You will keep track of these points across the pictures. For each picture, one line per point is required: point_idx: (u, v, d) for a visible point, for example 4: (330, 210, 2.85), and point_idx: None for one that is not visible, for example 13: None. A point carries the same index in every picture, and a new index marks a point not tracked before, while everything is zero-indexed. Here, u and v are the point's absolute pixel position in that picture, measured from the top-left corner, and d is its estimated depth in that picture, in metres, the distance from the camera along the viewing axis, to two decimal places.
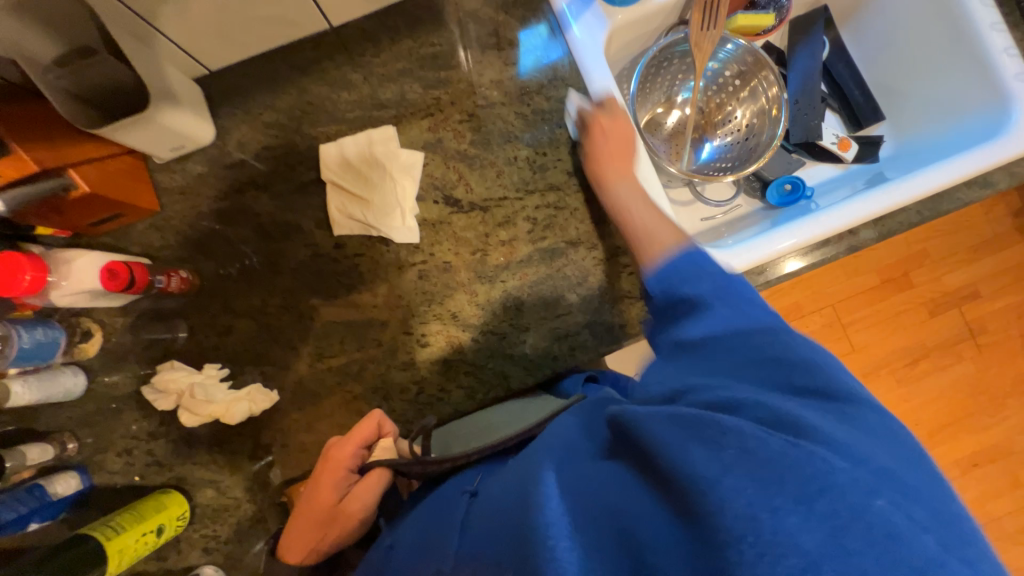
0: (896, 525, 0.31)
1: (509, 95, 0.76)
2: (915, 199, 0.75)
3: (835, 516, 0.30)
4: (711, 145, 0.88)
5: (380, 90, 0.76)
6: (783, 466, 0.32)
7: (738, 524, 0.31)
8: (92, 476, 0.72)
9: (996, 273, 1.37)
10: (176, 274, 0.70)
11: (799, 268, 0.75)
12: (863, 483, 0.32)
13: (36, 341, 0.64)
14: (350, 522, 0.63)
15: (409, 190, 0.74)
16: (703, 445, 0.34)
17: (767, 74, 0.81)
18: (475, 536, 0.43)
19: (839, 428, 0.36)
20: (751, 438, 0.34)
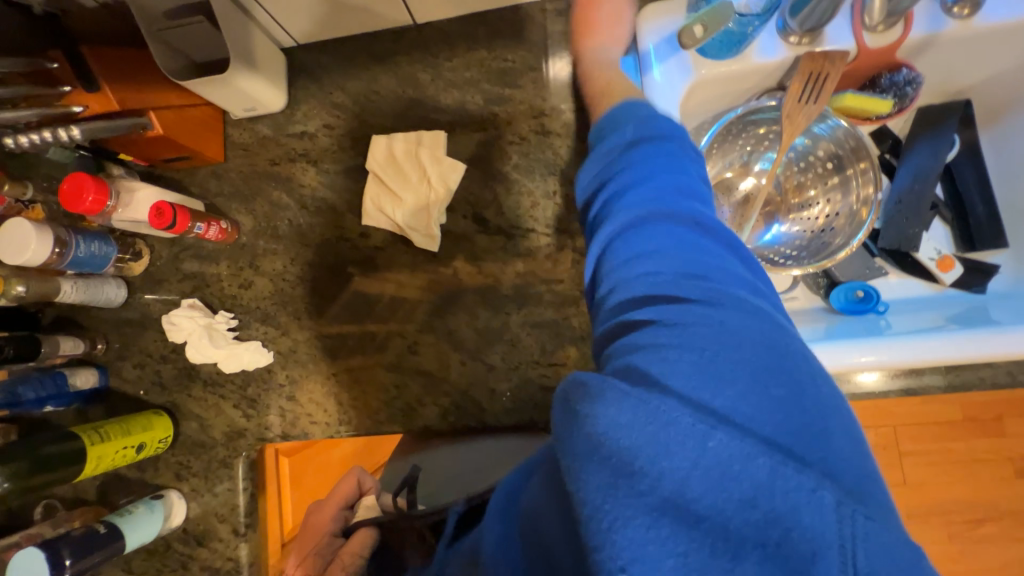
0: (742, 460, 0.25)
1: (567, 127, 0.73)
2: (1010, 356, 0.62)
3: (672, 487, 0.24)
4: (779, 228, 0.78)
5: (443, 94, 0.76)
6: (636, 440, 0.25)
7: (606, 525, 0.24)
8: (108, 378, 0.80)
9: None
10: (216, 224, 0.75)
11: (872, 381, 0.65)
12: (697, 420, 0.25)
13: (90, 252, 0.72)
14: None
15: (441, 200, 0.74)
16: (569, 422, 0.28)
17: (866, 166, 0.70)
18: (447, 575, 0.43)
19: (676, 340, 0.29)
20: (611, 433, 0.26)
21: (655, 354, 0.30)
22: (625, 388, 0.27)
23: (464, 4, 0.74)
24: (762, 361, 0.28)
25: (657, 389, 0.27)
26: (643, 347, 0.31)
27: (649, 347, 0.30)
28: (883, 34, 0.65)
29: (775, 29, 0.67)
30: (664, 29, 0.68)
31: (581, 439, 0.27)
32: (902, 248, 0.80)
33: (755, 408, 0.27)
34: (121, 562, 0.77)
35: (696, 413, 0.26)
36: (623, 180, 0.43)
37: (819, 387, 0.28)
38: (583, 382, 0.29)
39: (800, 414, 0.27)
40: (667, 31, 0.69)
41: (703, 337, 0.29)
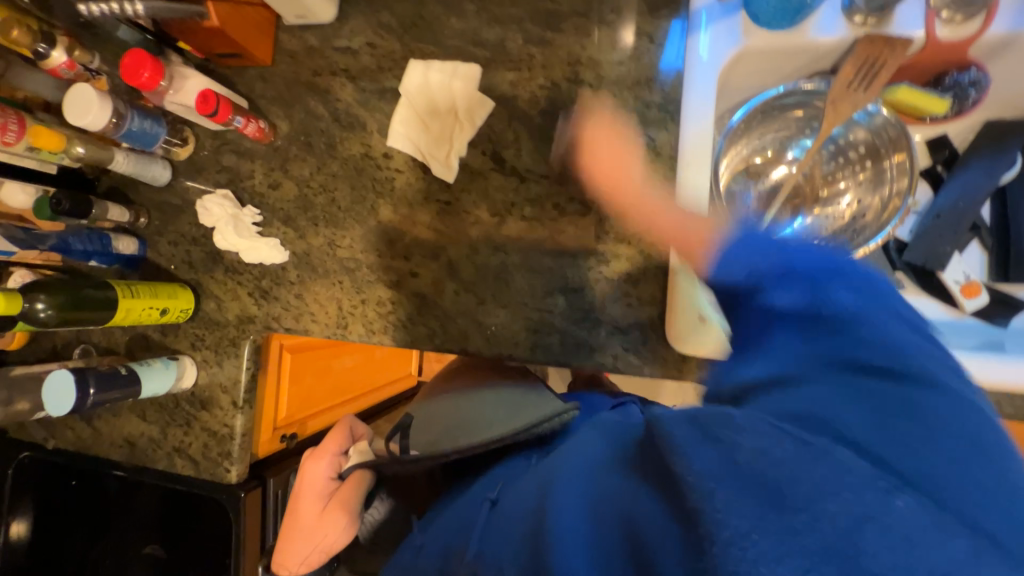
0: (924, 525, 0.31)
1: (600, 79, 0.72)
2: (1000, 387, 0.60)
3: (845, 520, 0.31)
4: (802, 222, 0.75)
5: (485, 29, 0.77)
6: (792, 465, 0.33)
7: (734, 527, 0.31)
8: (146, 249, 0.89)
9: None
10: (254, 122, 0.79)
11: None
12: (883, 488, 0.32)
13: (142, 129, 0.78)
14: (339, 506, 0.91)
15: (464, 133, 0.76)
16: (709, 447, 0.36)
17: (902, 160, 0.67)
18: (503, 540, 0.51)
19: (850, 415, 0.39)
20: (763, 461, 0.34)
21: (815, 418, 0.39)
22: (818, 448, 0.35)
23: None
24: (892, 432, 0.37)
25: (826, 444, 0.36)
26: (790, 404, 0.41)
27: (809, 415, 0.39)
28: (956, 26, 0.61)
29: (839, 5, 0.64)
30: None
31: (707, 453, 0.36)
32: (927, 266, 0.76)
33: (902, 460, 0.35)
34: (138, 409, 0.89)
35: (876, 481, 0.33)
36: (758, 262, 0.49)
37: (981, 477, 0.35)
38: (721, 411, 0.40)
39: (956, 493, 0.34)
40: None
41: (891, 432, 0.37)
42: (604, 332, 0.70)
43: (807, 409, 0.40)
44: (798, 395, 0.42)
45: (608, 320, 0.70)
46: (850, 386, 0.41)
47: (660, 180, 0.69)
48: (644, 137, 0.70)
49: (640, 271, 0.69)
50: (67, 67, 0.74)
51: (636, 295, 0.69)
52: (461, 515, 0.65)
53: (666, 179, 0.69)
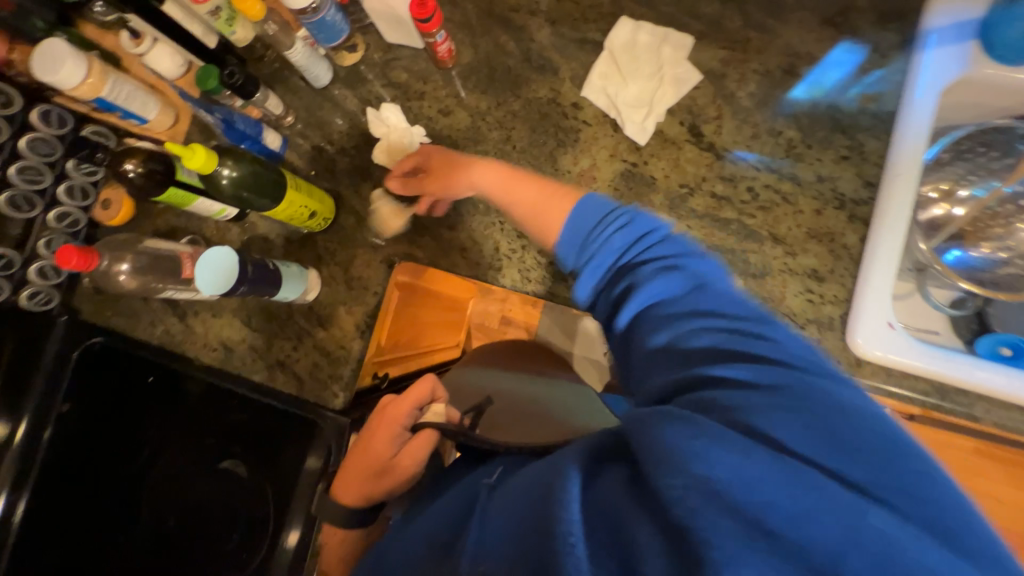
0: (908, 541, 0.26)
1: (814, 75, 0.73)
2: None
3: (838, 555, 0.26)
4: (964, 255, 0.77)
5: (703, 2, 0.76)
6: (771, 494, 0.28)
7: (719, 556, 0.26)
8: (286, 149, 0.84)
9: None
10: (448, 42, 0.76)
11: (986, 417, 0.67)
12: (859, 501, 0.28)
13: (333, 20, 0.75)
14: (400, 479, 0.60)
15: (666, 100, 0.75)
16: (675, 457, 0.30)
17: None
18: (480, 532, 0.37)
19: (786, 426, 0.31)
20: (722, 468, 0.29)
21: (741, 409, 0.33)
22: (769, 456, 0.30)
23: None
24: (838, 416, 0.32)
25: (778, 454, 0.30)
26: (720, 403, 0.34)
27: (739, 404, 0.33)
28: None
29: None
30: (958, 16, 0.68)
31: (685, 475, 0.29)
32: None
33: (870, 464, 0.30)
34: (243, 314, 0.82)
35: (849, 503, 0.28)
36: (614, 239, 0.48)
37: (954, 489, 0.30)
38: (662, 410, 0.34)
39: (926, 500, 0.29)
40: (960, 19, 0.68)
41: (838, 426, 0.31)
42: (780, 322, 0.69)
43: (732, 396, 0.34)
44: (742, 394, 0.34)
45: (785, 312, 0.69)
46: (788, 372, 0.35)
47: (859, 185, 0.70)
48: (852, 141, 0.71)
49: (828, 270, 0.69)
50: None
51: (818, 292, 0.69)
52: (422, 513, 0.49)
53: (867, 185, 0.70)
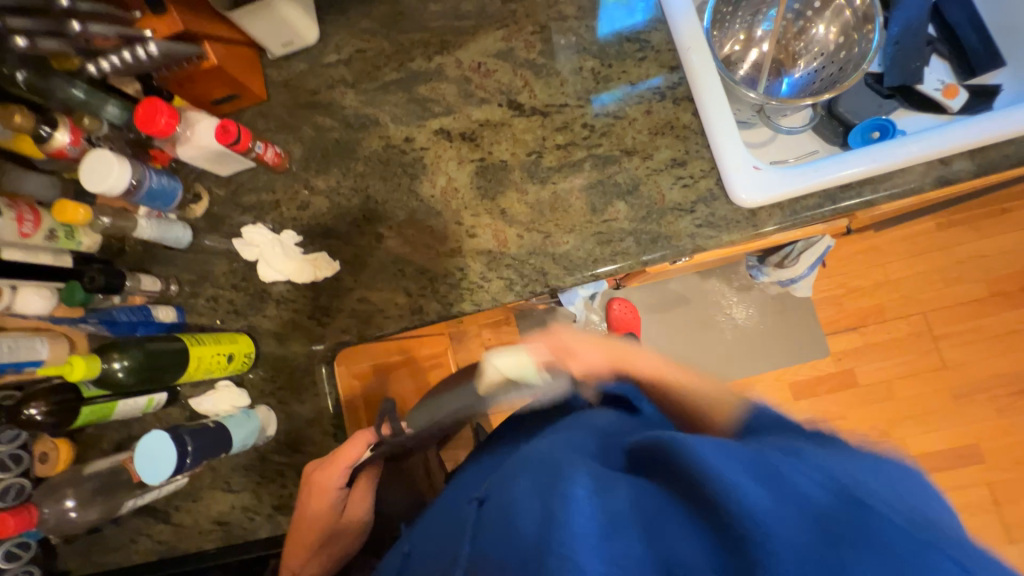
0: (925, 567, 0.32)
1: (582, 9, 0.79)
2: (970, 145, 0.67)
3: (842, 532, 0.34)
4: (791, 79, 0.85)
5: (462, 3, 0.83)
6: (828, 511, 0.35)
7: (755, 523, 0.35)
8: (185, 315, 0.85)
9: (1000, 254, 1.61)
10: (272, 146, 0.81)
11: (883, 195, 0.69)
12: (894, 524, 0.34)
13: (160, 184, 0.78)
14: (352, 524, 0.73)
15: (478, 95, 0.80)
16: (751, 478, 0.37)
17: None
18: (494, 532, 0.43)
19: (841, 464, 0.40)
20: (787, 471, 0.38)
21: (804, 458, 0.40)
22: (825, 494, 0.36)
23: None
24: (873, 470, 0.40)
25: (799, 461, 0.40)
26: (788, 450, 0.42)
27: (800, 452, 0.42)
28: None
29: None
30: None
31: (733, 475, 0.37)
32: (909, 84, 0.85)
33: (897, 497, 0.37)
34: (220, 482, 0.81)
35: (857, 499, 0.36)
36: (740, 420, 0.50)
37: (945, 519, 0.37)
38: (720, 443, 0.40)
39: (928, 534, 0.34)
40: None
41: (885, 482, 0.39)
42: (673, 217, 0.73)
43: (794, 449, 0.42)
44: (810, 458, 0.40)
45: (671, 206, 0.73)
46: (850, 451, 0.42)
47: (668, 71, 0.76)
48: (640, 42, 0.77)
49: (685, 152, 0.73)
50: (73, 144, 0.71)
51: (688, 175, 0.73)
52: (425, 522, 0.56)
53: (673, 68, 0.76)
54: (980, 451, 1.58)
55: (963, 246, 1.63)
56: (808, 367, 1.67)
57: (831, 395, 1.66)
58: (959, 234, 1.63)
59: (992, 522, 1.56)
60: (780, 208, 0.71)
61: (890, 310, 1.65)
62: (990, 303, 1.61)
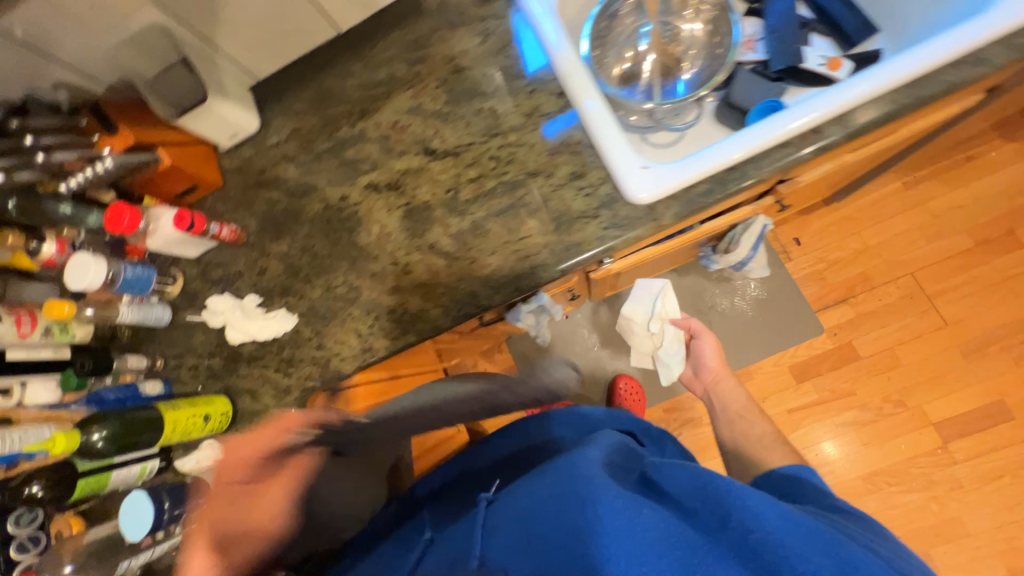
0: None
1: (474, 59, 0.90)
2: (859, 100, 0.71)
3: None
4: (683, 79, 0.92)
5: (375, 74, 0.95)
6: (767, 549, 0.52)
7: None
8: (172, 385, 0.94)
9: (977, 201, 1.58)
10: (227, 225, 0.92)
11: (769, 169, 0.73)
12: None
13: (135, 273, 0.88)
14: (260, 530, 0.71)
15: (397, 147, 0.90)
16: (698, 510, 0.58)
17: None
18: (507, 504, 0.67)
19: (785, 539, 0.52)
20: (746, 532, 0.53)
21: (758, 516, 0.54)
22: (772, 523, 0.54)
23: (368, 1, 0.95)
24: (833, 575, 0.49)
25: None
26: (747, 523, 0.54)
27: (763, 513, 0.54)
28: None
29: None
30: None
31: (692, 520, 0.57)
32: (793, 64, 0.91)
33: None
34: None
35: None
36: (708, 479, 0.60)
37: None
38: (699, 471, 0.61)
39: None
40: None
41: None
42: (580, 225, 0.78)
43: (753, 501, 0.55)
44: (766, 522, 0.54)
45: (577, 215, 0.79)
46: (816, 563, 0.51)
47: (556, 97, 0.84)
48: (528, 78, 0.86)
49: (582, 164, 0.80)
50: (59, 251, 0.83)
51: (588, 185, 0.79)
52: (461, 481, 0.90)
53: (560, 94, 0.85)
54: (1007, 407, 1.49)
55: (937, 200, 1.60)
56: (805, 348, 1.63)
57: (835, 373, 1.60)
58: (929, 189, 1.61)
59: None
60: (675, 199, 0.76)
61: (876, 277, 1.61)
62: (979, 252, 1.56)
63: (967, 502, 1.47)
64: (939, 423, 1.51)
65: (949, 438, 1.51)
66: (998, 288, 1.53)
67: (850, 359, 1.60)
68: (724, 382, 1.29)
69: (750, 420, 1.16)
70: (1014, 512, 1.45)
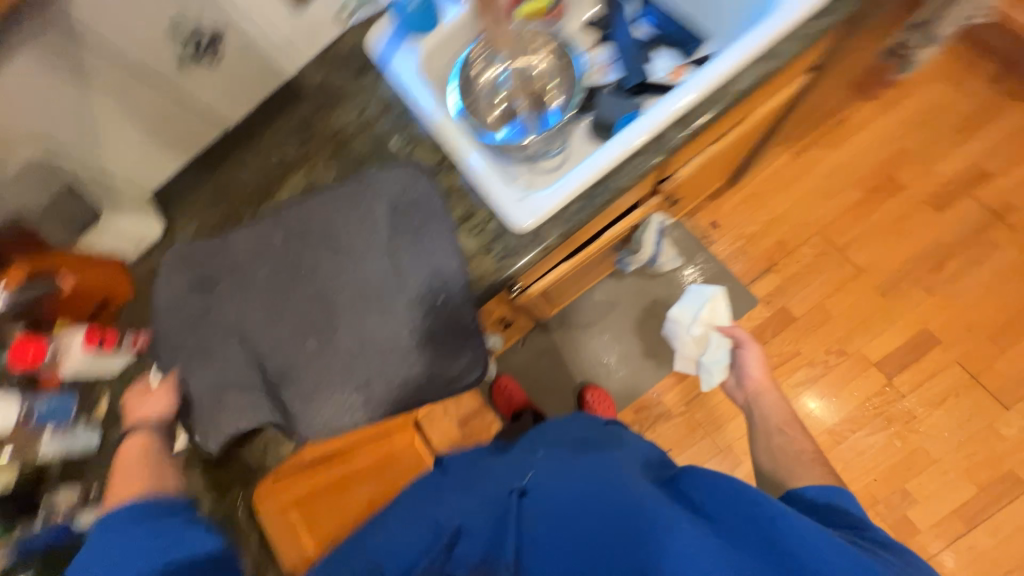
0: None
1: (357, 130, 0.97)
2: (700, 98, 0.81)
3: None
4: (553, 107, 1.00)
5: (267, 159, 1.00)
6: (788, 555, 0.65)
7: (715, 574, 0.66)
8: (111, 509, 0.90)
9: (857, 156, 1.75)
10: (143, 334, 0.92)
11: (630, 177, 0.82)
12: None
13: (51, 404, 0.86)
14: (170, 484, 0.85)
15: (295, 221, 0.93)
16: (715, 516, 0.72)
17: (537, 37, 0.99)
18: (537, 500, 0.82)
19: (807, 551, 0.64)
20: (762, 521, 0.68)
21: (779, 522, 0.67)
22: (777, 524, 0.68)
23: (249, 96, 1.02)
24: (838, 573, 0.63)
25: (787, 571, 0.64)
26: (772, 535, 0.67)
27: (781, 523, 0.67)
28: None
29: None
30: (385, 36, 0.95)
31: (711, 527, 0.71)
32: (644, 78, 1.02)
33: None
34: None
35: None
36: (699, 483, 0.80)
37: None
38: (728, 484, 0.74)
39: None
40: (386, 37, 0.96)
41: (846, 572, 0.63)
42: (478, 260, 0.84)
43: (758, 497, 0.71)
44: (783, 529, 0.66)
45: (474, 252, 0.84)
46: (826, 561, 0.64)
47: (435, 151, 0.92)
48: (410, 138, 0.95)
49: (470, 206, 0.89)
50: None
51: (478, 222, 0.86)
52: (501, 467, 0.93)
53: (439, 147, 0.92)
54: (934, 334, 1.60)
55: (824, 161, 1.77)
56: (748, 320, 1.71)
57: (780, 337, 1.69)
58: (815, 153, 1.78)
59: (983, 396, 1.54)
60: (557, 220, 0.82)
61: (791, 241, 1.74)
62: (872, 200, 1.72)
63: (926, 431, 1.55)
64: (881, 362, 1.60)
65: (893, 373, 1.60)
66: (895, 227, 1.69)
67: (788, 320, 1.69)
68: (770, 396, 1.14)
69: (789, 437, 1.03)
70: (969, 430, 1.53)
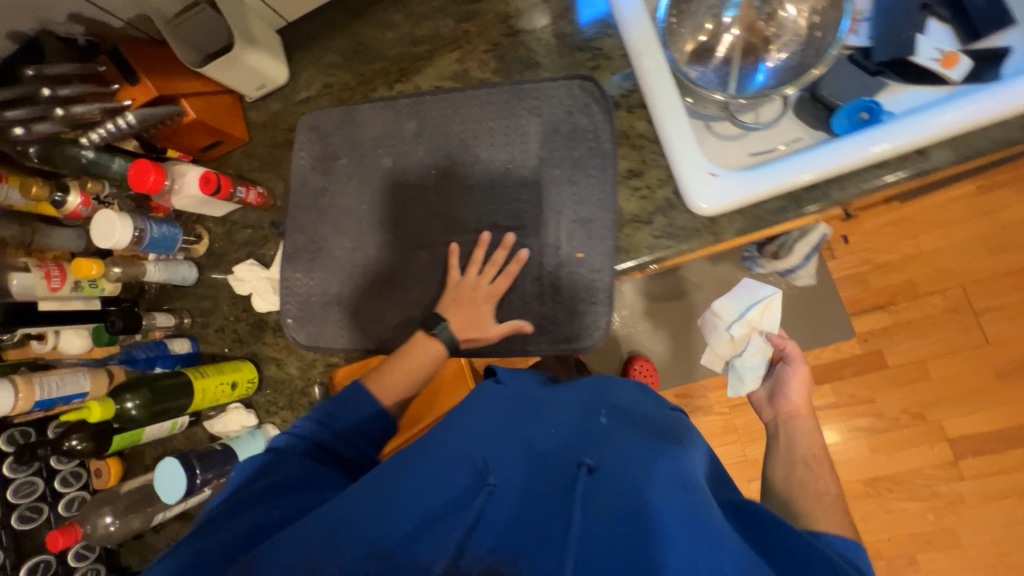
0: None
1: (530, 21, 0.80)
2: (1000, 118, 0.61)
3: None
4: (765, 67, 0.80)
5: (417, 28, 0.86)
6: None
7: None
8: (199, 344, 0.94)
9: None
10: (253, 188, 0.88)
11: (858, 191, 0.66)
12: None
13: (162, 233, 0.85)
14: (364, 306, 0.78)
15: (436, 114, 0.81)
16: None
17: None
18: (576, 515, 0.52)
19: None
20: None
21: None
22: None
23: None
24: None
25: None
26: None
27: None
28: None
29: None
30: None
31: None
32: (899, 56, 0.78)
33: None
34: None
35: None
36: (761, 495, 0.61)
37: None
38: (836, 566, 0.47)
39: None
40: None
41: None
42: (630, 229, 0.73)
43: None
44: None
45: (629, 219, 0.73)
46: None
47: (620, 79, 0.76)
48: (592, 51, 0.77)
49: (640, 161, 0.73)
50: (84, 205, 0.79)
51: (645, 185, 0.73)
52: (547, 409, 0.68)
53: (627, 76, 0.76)
54: None
55: (1011, 209, 1.47)
56: (833, 351, 1.57)
57: (858, 378, 1.56)
58: (1005, 196, 1.48)
59: None
60: (740, 213, 0.69)
61: (923, 286, 1.52)
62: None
63: (966, 517, 1.49)
64: (956, 439, 1.49)
65: (961, 454, 1.49)
66: None
67: (878, 365, 1.54)
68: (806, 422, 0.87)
69: (815, 474, 0.74)
70: (1011, 532, 1.46)
